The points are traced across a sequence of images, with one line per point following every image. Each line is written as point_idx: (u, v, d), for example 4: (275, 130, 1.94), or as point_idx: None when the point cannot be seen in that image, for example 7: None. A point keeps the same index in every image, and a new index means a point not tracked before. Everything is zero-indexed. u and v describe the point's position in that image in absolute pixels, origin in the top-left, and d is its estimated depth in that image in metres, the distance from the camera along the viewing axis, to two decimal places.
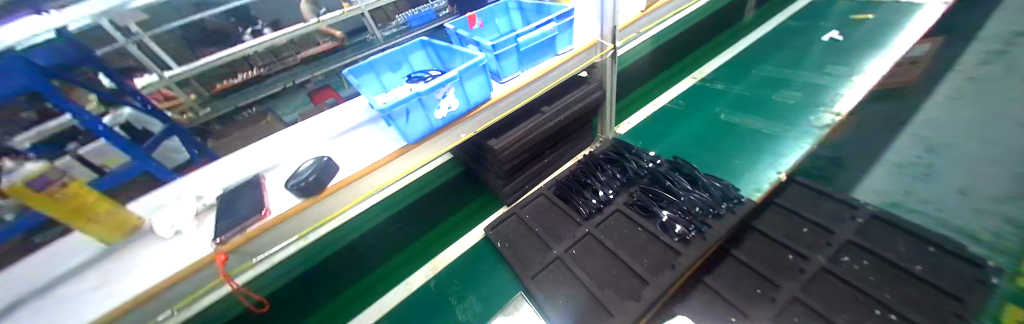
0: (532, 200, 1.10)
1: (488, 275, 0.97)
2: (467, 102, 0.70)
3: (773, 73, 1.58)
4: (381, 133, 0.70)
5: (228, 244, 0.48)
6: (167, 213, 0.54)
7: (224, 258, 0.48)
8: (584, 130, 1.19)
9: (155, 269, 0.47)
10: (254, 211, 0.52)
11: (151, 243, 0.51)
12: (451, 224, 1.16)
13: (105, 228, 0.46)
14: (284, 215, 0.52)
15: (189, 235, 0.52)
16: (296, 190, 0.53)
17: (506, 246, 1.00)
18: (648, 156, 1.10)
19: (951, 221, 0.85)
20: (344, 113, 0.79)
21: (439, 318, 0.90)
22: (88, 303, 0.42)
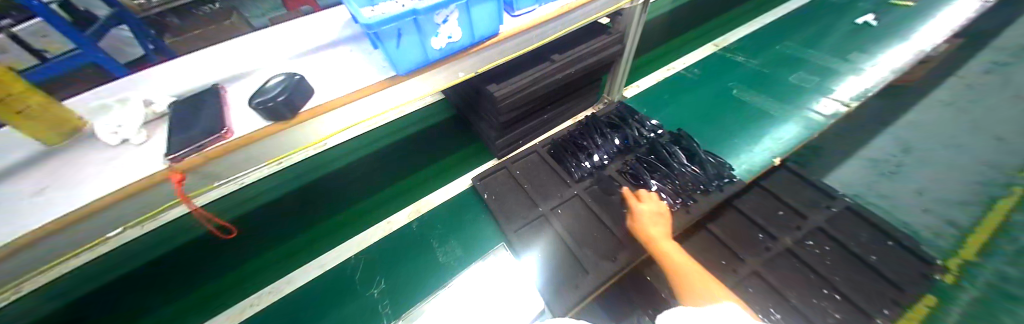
0: (525, 156, 1.06)
1: (470, 224, 0.98)
2: (472, 35, 0.60)
3: (793, 51, 1.50)
4: (368, 58, 0.60)
5: (184, 162, 0.41)
6: (111, 114, 0.47)
7: (182, 177, 0.42)
8: (590, 88, 1.12)
9: (98, 183, 0.40)
10: (213, 129, 0.44)
11: (96, 149, 0.45)
12: (437, 168, 1.12)
13: (44, 125, 0.41)
14: (248, 138, 0.45)
15: (136, 147, 0.45)
16: (263, 111, 0.45)
17: (493, 198, 0.99)
18: (650, 125, 1.06)
19: (900, 218, 0.92)
20: (324, 25, 0.67)
21: (418, 258, 0.92)
22: (25, 208, 0.38)
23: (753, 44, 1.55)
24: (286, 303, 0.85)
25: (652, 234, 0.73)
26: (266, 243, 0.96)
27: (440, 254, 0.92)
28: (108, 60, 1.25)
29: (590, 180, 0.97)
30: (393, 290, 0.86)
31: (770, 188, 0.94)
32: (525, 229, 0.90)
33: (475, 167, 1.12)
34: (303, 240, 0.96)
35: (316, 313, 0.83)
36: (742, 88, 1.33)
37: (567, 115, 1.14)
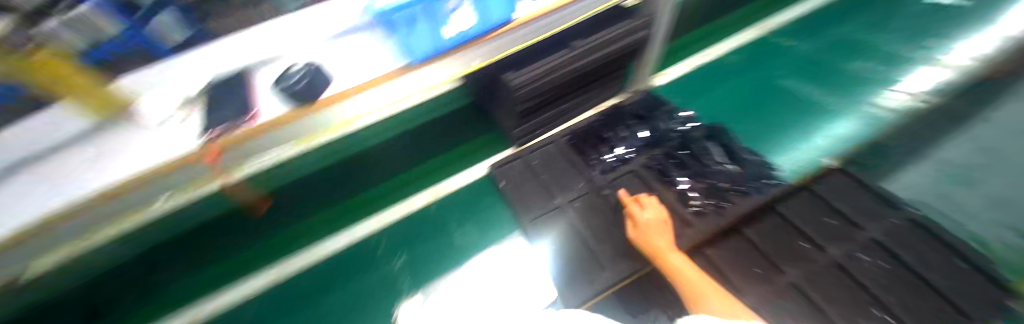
0: (544, 146, 1.02)
1: (486, 211, 0.97)
2: (487, 20, 0.55)
3: (864, 30, 1.28)
4: None
5: (211, 147, 0.38)
6: None
7: (211, 159, 0.40)
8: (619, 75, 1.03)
9: (121, 169, 0.40)
10: (234, 109, 0.39)
11: None
12: (453, 154, 1.10)
13: None
14: (271, 123, 0.40)
15: None
16: (287, 95, 0.40)
17: (508, 187, 0.98)
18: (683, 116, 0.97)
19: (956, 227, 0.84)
20: None
21: (435, 240, 0.93)
22: None
23: (815, 20, 1.34)
24: (309, 276, 0.90)
25: (657, 246, 0.74)
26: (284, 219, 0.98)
27: (456, 236, 0.93)
28: None
29: (613, 174, 0.93)
30: (410, 268, 0.89)
31: (821, 191, 0.83)
32: (541, 221, 0.89)
33: (492, 155, 1.09)
34: (323, 218, 0.97)
35: (339, 285, 0.88)
36: (795, 76, 1.17)
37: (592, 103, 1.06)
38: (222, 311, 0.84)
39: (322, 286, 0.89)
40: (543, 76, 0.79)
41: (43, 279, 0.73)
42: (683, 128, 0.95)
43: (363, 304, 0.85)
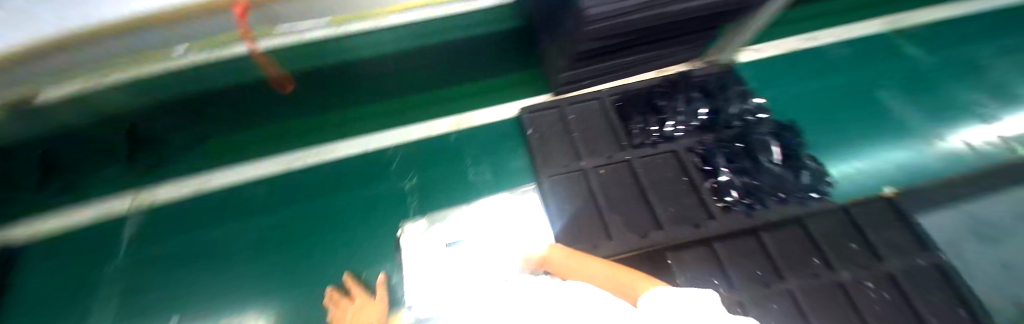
0: (584, 100, 0.94)
1: (506, 154, 0.94)
2: None
3: (1009, 55, 1.03)
4: None
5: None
6: None
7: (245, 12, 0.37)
8: (700, 37, 0.86)
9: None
10: None
11: None
12: (480, 86, 1.03)
13: None
14: None
15: None
16: None
17: (536, 137, 0.92)
18: (750, 105, 0.87)
19: None
20: None
21: (450, 168, 0.92)
22: None
23: (953, 26, 1.09)
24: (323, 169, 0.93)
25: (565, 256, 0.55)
26: (302, 105, 0.95)
27: (469, 170, 0.92)
28: None
29: (650, 149, 0.85)
30: (421, 187, 0.89)
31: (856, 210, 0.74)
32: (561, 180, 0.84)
33: (527, 97, 1.02)
34: (347, 116, 0.98)
35: (349, 189, 0.90)
36: (908, 84, 0.98)
37: (653, 63, 0.92)
38: (246, 180, 0.92)
39: (331, 178, 0.91)
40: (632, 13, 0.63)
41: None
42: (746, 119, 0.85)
43: (367, 211, 0.87)
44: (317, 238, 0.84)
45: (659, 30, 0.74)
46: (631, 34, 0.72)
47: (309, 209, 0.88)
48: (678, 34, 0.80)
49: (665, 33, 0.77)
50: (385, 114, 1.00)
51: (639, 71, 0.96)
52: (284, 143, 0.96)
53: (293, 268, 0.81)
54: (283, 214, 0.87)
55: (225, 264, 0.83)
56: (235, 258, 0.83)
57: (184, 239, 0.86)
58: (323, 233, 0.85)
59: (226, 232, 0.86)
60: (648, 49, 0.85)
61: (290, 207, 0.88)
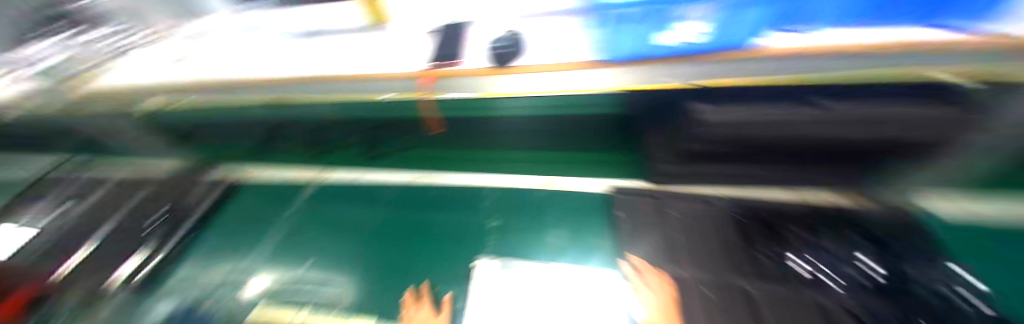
0: (694, 207, 0.89)
1: (593, 223, 1.05)
2: (712, 40, 0.64)
3: None
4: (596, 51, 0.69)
5: None
6: None
7: None
8: (847, 165, 0.76)
9: None
10: None
11: None
12: (582, 160, 1.17)
13: None
14: None
15: None
16: None
17: (628, 223, 0.95)
18: (970, 286, 0.61)
19: None
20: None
21: (541, 221, 1.09)
22: None
23: None
24: (450, 195, 1.24)
25: None
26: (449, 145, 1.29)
27: (551, 232, 1.06)
28: None
29: (780, 285, 0.69)
30: (513, 231, 1.09)
31: None
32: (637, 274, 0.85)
33: (621, 178, 1.08)
34: (476, 157, 1.27)
35: (466, 215, 1.17)
36: None
37: (767, 182, 0.86)
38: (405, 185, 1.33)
39: (446, 209, 1.20)
40: (748, 125, 0.66)
41: None
42: (960, 302, 0.59)
43: (460, 241, 1.10)
44: (421, 255, 1.10)
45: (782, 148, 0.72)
46: (742, 147, 0.73)
47: (424, 229, 1.17)
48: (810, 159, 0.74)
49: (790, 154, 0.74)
50: (494, 166, 1.24)
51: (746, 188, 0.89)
52: (423, 168, 1.33)
53: (394, 278, 1.05)
54: (408, 227, 1.19)
55: (358, 253, 1.15)
56: (366, 251, 1.15)
57: (359, 219, 1.26)
58: (437, 246, 1.11)
59: (368, 229, 1.22)
60: (764, 165, 0.81)
61: (422, 218, 1.20)
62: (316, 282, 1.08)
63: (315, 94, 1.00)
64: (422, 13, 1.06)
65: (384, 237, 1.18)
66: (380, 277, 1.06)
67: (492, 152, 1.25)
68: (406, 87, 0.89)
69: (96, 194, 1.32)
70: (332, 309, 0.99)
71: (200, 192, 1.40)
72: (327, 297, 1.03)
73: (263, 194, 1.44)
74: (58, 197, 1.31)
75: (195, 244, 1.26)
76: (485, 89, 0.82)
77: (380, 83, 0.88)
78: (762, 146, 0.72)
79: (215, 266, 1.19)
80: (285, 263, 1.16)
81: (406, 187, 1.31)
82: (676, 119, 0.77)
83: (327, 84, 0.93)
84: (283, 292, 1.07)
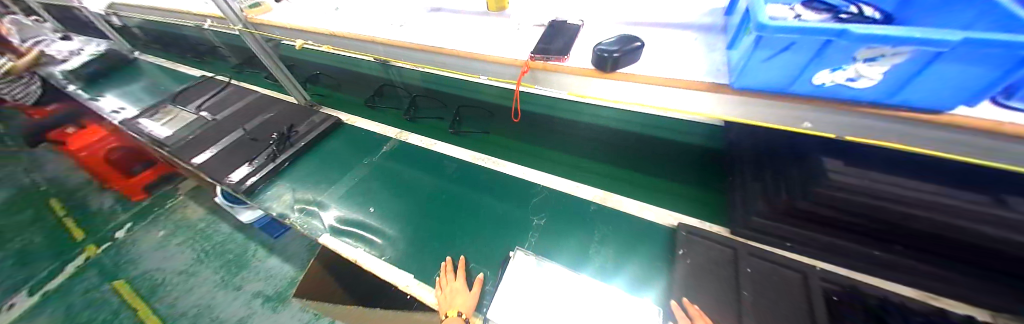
0: (776, 271, 0.82)
1: (646, 252, 0.98)
2: (893, 92, 0.47)
3: None
4: (715, 73, 0.64)
5: None
6: None
7: None
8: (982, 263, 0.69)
9: None
10: None
11: None
12: (650, 188, 1.18)
13: None
14: None
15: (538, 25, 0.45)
16: (600, 59, 0.68)
17: (691, 264, 0.88)
18: None
19: None
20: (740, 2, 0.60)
21: (591, 233, 1.06)
22: None
23: None
24: (507, 184, 1.29)
25: None
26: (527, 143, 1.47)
27: (596, 246, 1.03)
28: None
29: None
30: (558, 234, 1.08)
31: None
32: (685, 318, 0.77)
33: (691, 216, 1.06)
34: (551, 158, 1.38)
35: (518, 207, 1.19)
36: None
37: (861, 264, 0.83)
38: (471, 163, 1.42)
39: (498, 195, 1.25)
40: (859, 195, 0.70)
41: (386, 49, 1.04)
42: None
43: (502, 227, 1.13)
44: (464, 229, 1.14)
45: (888, 229, 0.74)
46: (842, 214, 0.76)
47: (472, 207, 1.22)
48: (911, 249, 0.76)
49: (889, 238, 0.77)
50: (562, 170, 1.31)
51: (834, 262, 0.86)
52: (493, 154, 1.45)
53: (435, 244, 1.10)
54: (458, 201, 1.25)
55: (410, 211, 1.24)
56: (418, 211, 1.23)
57: (422, 181, 1.37)
58: (484, 226, 1.14)
59: (424, 193, 1.31)
60: (863, 243, 0.80)
61: (478, 196, 1.26)
62: (373, 227, 1.19)
63: (408, 61, 1.03)
64: (530, 6, 1.08)
65: (436, 204, 1.26)
66: (424, 239, 1.12)
67: (563, 159, 1.36)
68: (499, 72, 0.87)
69: (267, 113, 1.79)
70: (379, 255, 1.08)
71: (319, 120, 1.73)
72: (379, 242, 1.13)
73: (353, 140, 1.68)
74: (248, 111, 1.82)
75: (305, 164, 1.55)
76: (571, 87, 0.79)
77: (477, 63, 0.88)
78: (866, 221, 0.75)
79: (306, 188, 1.41)
80: (353, 202, 1.31)
81: (470, 166, 1.40)
82: (773, 174, 0.92)
83: (424, 55, 0.96)
84: (348, 228, 1.20)
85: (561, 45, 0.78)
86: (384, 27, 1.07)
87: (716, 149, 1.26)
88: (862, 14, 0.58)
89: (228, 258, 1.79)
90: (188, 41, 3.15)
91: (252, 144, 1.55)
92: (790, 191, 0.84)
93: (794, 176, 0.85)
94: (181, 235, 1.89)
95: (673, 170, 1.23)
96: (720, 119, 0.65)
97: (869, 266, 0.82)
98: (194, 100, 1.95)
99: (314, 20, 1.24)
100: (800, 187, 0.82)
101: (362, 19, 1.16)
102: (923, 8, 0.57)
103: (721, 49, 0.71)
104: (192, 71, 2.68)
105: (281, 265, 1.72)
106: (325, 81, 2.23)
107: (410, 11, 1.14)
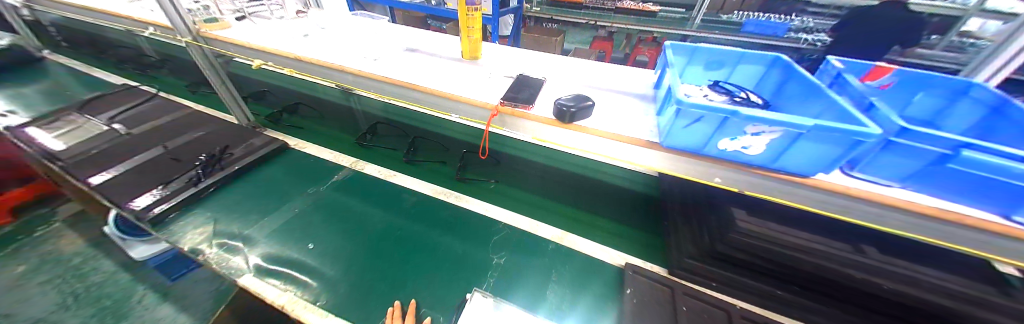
0: (710, 310, 0.91)
1: (596, 291, 1.03)
2: (776, 159, 0.62)
3: None
4: (649, 132, 0.77)
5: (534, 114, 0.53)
6: None
7: None
8: (848, 296, 0.86)
9: None
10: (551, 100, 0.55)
11: None
12: (601, 229, 1.26)
13: None
14: None
15: None
16: (558, 110, 0.77)
17: (635, 301, 0.94)
18: None
19: None
20: (667, 79, 0.76)
21: (546, 272, 1.08)
22: None
23: None
24: (466, 219, 1.29)
25: None
26: (488, 180, 1.50)
27: (553, 285, 1.04)
28: (497, 25, 2.31)
29: None
30: (512, 271, 1.08)
31: None
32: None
33: (636, 256, 1.15)
34: (511, 196, 1.42)
35: (477, 245, 1.18)
36: None
37: (771, 302, 0.95)
38: (431, 197, 1.40)
39: (457, 233, 1.22)
40: None
41: (357, 79, 1.05)
42: None
43: (459, 267, 1.10)
44: (416, 270, 1.08)
45: (784, 269, 0.90)
46: (749, 256, 0.93)
47: (429, 245, 1.17)
48: (805, 289, 0.91)
49: (786, 278, 0.92)
50: (523, 208, 1.35)
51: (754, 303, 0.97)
52: (455, 189, 1.44)
53: (383, 286, 1.02)
54: (412, 239, 1.19)
55: (359, 248, 1.15)
56: (367, 249, 1.15)
57: (377, 214, 1.30)
58: (442, 264, 1.10)
59: (375, 229, 1.24)
60: (770, 283, 0.94)
61: (435, 233, 1.22)
62: (309, 266, 1.07)
63: (378, 92, 1.05)
64: (499, 59, 1.20)
65: (389, 241, 1.19)
66: (370, 281, 1.03)
67: (521, 198, 1.41)
68: (469, 112, 0.93)
69: (198, 130, 1.60)
70: (313, 301, 0.95)
71: (260, 144, 1.59)
72: (314, 285, 1.00)
73: (298, 168, 1.55)
74: (173, 128, 1.60)
75: (234, 191, 1.38)
76: (534, 132, 0.88)
77: (449, 102, 0.93)
78: (767, 263, 0.91)
79: (232, 220, 1.24)
80: (289, 238, 1.17)
81: (429, 200, 1.38)
82: (697, 221, 1.09)
83: (396, 89, 0.99)
84: (278, 268, 1.05)
85: (528, 96, 0.88)
86: (355, 59, 1.09)
87: (655, 195, 1.43)
88: (749, 98, 0.76)
89: (105, 301, 1.12)
90: (115, 48, 2.81)
91: (171, 165, 1.34)
92: (711, 237, 1.00)
93: (712, 224, 1.02)
94: (44, 274, 1.20)
95: (620, 212, 1.34)
96: (657, 170, 0.76)
97: (779, 305, 0.94)
98: (107, 110, 1.68)
99: (278, 43, 1.21)
100: (716, 233, 0.99)
101: (334, 49, 1.17)
102: (789, 99, 0.77)
103: (653, 114, 0.87)
104: (112, 79, 2.34)
105: (177, 314, 1.09)
106: (303, 112, 2.01)
107: (386, 47, 1.19)
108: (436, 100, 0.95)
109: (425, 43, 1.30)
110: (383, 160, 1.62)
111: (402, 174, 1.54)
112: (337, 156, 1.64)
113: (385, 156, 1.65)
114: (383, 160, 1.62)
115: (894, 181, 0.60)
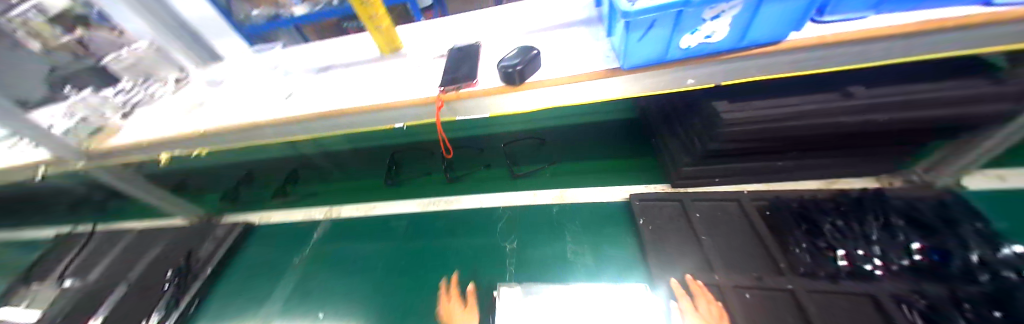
0: (722, 206, 0.94)
1: (611, 237, 1.02)
2: (743, 36, 0.56)
3: None
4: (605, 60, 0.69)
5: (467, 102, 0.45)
6: None
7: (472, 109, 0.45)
8: (843, 143, 0.88)
9: None
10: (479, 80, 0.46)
11: None
12: (602, 169, 1.25)
13: None
14: None
15: None
16: (506, 74, 0.68)
17: (651, 229, 0.94)
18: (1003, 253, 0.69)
19: None
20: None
21: (554, 235, 1.08)
22: None
23: None
24: (456, 216, 1.26)
25: None
26: (483, 172, 1.41)
27: (569, 246, 1.03)
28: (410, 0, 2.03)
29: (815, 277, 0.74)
30: (522, 249, 1.06)
31: None
32: (687, 294, 0.78)
33: (638, 184, 1.14)
34: (499, 175, 1.37)
35: (475, 237, 1.16)
36: None
37: (774, 173, 0.98)
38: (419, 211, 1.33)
39: (456, 234, 1.19)
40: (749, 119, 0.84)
41: (275, 128, 0.90)
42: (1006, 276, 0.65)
43: (471, 266, 1.07)
44: (433, 290, 1.03)
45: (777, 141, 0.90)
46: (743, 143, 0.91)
47: (438, 259, 1.13)
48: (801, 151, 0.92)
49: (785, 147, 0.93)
50: (514, 185, 1.31)
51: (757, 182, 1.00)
52: (442, 194, 1.38)
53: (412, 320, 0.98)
54: (416, 260, 1.15)
55: (369, 291, 1.11)
56: (378, 290, 1.09)
57: (370, 248, 1.26)
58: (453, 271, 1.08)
59: (378, 265, 1.18)
60: (768, 158, 0.95)
61: (433, 243, 1.19)
62: None
63: (308, 134, 0.92)
64: (423, 42, 1.04)
65: (394, 273, 1.13)
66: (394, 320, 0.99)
67: (512, 176, 1.35)
68: (413, 114, 0.82)
69: (154, 247, 1.46)
70: None
71: (222, 234, 1.46)
72: None
73: (275, 239, 1.45)
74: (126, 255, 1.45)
75: (221, 293, 1.30)
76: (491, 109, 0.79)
77: (388, 113, 0.81)
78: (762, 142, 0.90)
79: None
80: (301, 308, 1.12)
81: (415, 214, 1.33)
82: (681, 126, 1.07)
83: (325, 121, 0.86)
84: None
85: (468, 71, 0.78)
86: (265, 105, 0.93)
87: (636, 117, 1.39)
88: None
89: None
90: None
91: (140, 294, 1.22)
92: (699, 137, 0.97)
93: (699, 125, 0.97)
94: None
95: (610, 148, 1.31)
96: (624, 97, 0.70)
97: (780, 174, 0.97)
98: (51, 267, 1.50)
99: (163, 122, 1.00)
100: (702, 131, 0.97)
101: (236, 104, 0.99)
102: None
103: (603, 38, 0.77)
104: (35, 229, 2.06)
105: None
106: (301, 175, 1.76)
107: (294, 80, 1.01)
108: (372, 116, 0.83)
109: (336, 55, 1.11)
110: (363, 195, 1.53)
111: (382, 202, 1.45)
112: (309, 211, 1.53)
113: (362, 190, 1.55)
114: (362, 195, 1.53)
115: (865, 10, 0.55)
